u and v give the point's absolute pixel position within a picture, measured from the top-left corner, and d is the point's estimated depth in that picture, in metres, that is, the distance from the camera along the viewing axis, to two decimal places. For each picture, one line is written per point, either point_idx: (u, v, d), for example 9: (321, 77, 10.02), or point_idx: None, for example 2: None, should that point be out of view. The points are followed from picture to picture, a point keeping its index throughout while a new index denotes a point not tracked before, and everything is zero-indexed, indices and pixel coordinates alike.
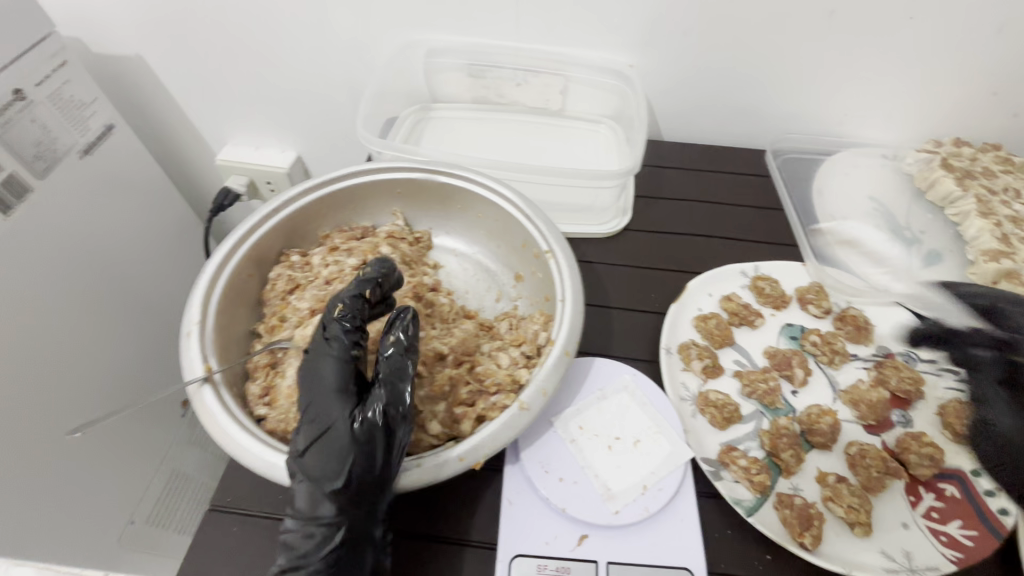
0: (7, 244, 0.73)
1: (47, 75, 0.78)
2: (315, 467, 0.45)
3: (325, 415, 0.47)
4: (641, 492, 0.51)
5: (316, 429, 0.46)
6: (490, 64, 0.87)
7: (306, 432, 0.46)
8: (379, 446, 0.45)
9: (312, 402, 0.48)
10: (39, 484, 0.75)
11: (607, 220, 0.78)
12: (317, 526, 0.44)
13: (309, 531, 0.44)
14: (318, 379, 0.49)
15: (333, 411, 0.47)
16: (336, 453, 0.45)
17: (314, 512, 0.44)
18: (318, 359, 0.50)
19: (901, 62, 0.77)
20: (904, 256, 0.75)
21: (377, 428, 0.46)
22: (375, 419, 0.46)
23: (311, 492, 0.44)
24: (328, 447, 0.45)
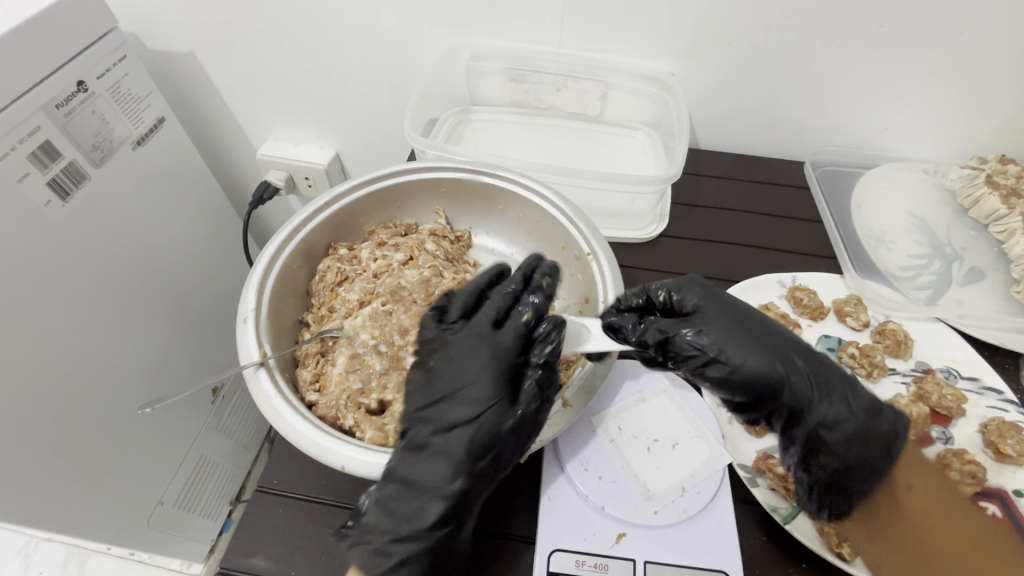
0: (66, 230, 0.76)
1: (108, 68, 0.81)
2: (457, 448, 0.47)
3: (481, 408, 0.47)
4: (680, 493, 0.52)
5: (469, 414, 0.47)
6: (532, 69, 0.88)
7: (454, 414, 0.48)
8: (522, 442, 0.48)
9: (460, 387, 0.48)
10: (77, 462, 0.79)
11: (643, 225, 0.79)
12: (439, 501, 0.46)
13: (429, 503, 0.46)
14: (473, 372, 0.48)
15: (490, 406, 0.47)
16: (489, 444, 0.47)
17: (439, 489, 0.46)
18: (470, 348, 0.50)
19: (948, 78, 0.76)
20: (945, 272, 0.74)
21: (527, 425, 0.47)
22: (529, 423, 0.48)
23: (441, 467, 0.47)
24: (479, 434, 0.47)
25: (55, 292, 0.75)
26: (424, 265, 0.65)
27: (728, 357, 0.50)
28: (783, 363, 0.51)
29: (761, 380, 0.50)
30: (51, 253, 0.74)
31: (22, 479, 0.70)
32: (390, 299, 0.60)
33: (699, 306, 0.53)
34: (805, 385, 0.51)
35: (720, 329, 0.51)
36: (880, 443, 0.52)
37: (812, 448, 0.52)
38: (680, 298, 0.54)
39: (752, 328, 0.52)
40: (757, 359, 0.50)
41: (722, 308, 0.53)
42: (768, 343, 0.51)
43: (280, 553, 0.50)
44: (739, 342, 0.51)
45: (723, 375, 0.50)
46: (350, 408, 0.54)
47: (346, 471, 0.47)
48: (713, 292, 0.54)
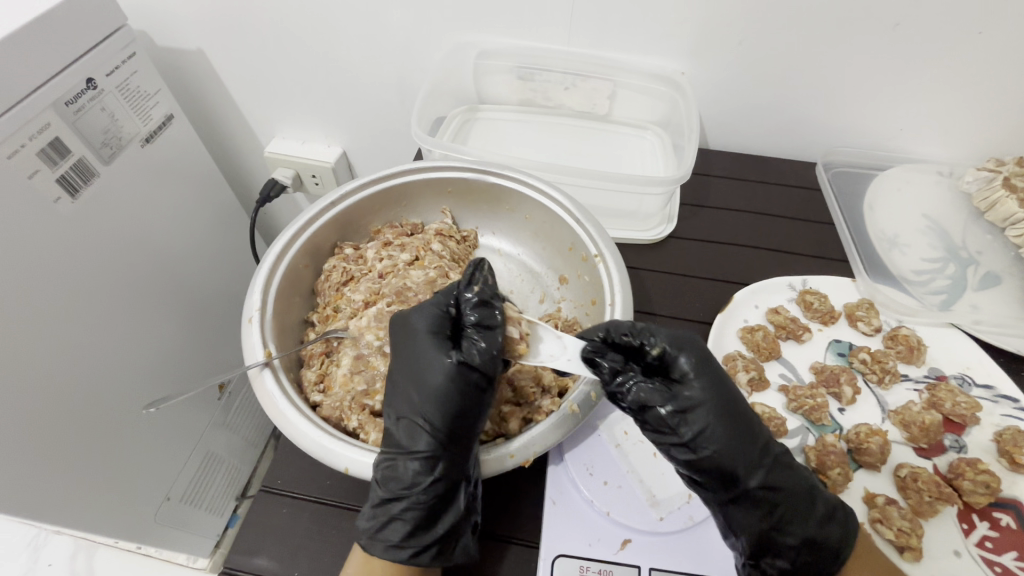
0: (74, 228, 0.77)
1: (117, 66, 0.81)
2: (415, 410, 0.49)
3: (421, 361, 0.49)
4: (686, 500, 0.51)
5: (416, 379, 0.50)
6: (541, 67, 0.88)
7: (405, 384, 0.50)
8: (470, 396, 0.49)
9: (407, 365, 0.50)
10: (84, 457, 0.79)
11: (651, 227, 0.78)
12: (410, 459, 0.47)
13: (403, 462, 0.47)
14: (410, 329, 0.51)
15: (429, 353, 0.49)
16: (436, 389, 0.48)
17: (407, 449, 0.48)
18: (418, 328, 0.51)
19: (965, 79, 0.75)
20: (960, 277, 0.73)
21: (472, 369, 0.49)
22: (470, 359, 0.49)
23: (408, 428, 0.49)
24: (428, 394, 0.49)
25: (65, 289, 0.75)
26: (430, 266, 0.65)
27: (703, 440, 0.48)
28: (753, 458, 0.48)
29: (725, 469, 0.48)
30: (60, 250, 0.75)
31: (30, 474, 0.71)
32: (396, 300, 0.60)
33: (691, 375, 0.49)
34: (768, 479, 0.48)
35: (702, 410, 0.48)
36: (829, 556, 0.47)
37: (761, 538, 0.48)
38: (676, 359, 0.50)
39: (735, 420, 0.48)
40: (727, 450, 0.48)
41: (714, 384, 0.49)
42: (745, 435, 0.48)
43: (284, 553, 0.50)
44: (718, 429, 0.48)
45: (688, 456, 0.48)
46: (355, 409, 0.53)
47: (349, 473, 0.47)
48: (710, 363, 0.50)
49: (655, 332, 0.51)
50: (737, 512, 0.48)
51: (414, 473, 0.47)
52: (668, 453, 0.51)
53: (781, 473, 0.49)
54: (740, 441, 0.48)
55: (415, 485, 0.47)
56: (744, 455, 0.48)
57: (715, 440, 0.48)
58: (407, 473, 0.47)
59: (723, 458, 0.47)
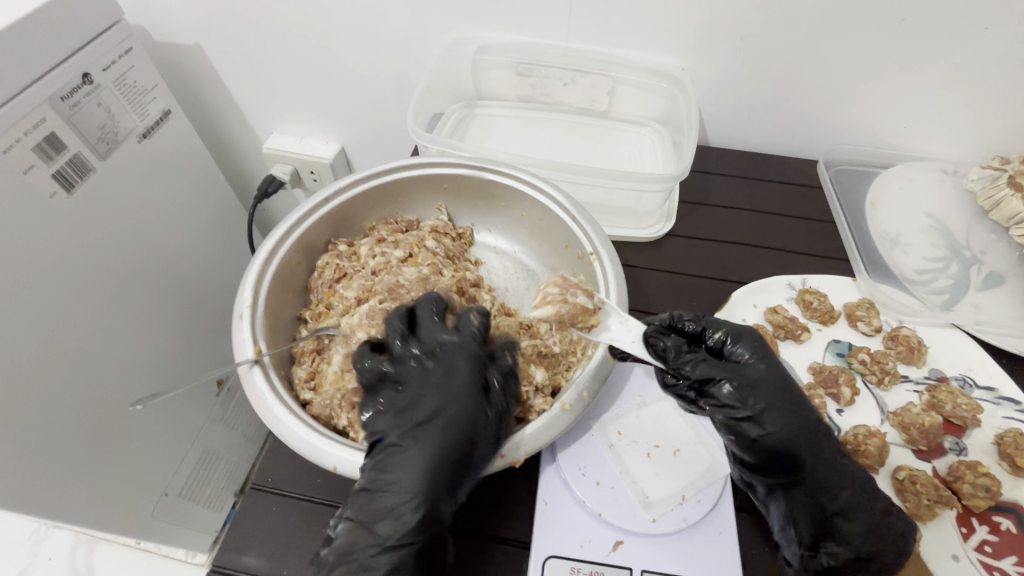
0: (71, 223, 0.76)
1: (114, 61, 0.81)
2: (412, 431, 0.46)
3: (432, 370, 0.49)
4: (680, 502, 0.51)
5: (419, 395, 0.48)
6: (539, 63, 0.87)
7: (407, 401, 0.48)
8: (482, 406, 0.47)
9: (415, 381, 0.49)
10: (80, 453, 0.79)
11: (649, 224, 0.77)
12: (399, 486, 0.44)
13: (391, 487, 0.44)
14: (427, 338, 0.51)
15: (448, 362, 0.49)
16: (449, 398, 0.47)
17: (397, 474, 0.45)
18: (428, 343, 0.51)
19: (970, 75, 0.73)
20: (962, 277, 0.72)
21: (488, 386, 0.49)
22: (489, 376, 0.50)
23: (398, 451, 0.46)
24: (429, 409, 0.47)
25: (61, 284, 0.75)
26: (423, 263, 0.64)
27: (766, 419, 0.48)
28: (814, 440, 0.48)
29: (788, 449, 0.47)
30: (57, 244, 0.75)
31: (26, 469, 0.70)
32: (388, 298, 0.59)
33: (750, 359, 0.50)
34: (827, 460, 0.48)
35: (764, 391, 0.48)
36: (890, 547, 0.47)
37: (819, 522, 0.47)
38: (733, 345, 0.51)
39: (796, 400, 0.49)
40: (791, 431, 0.48)
41: (774, 368, 0.50)
42: (807, 417, 0.49)
43: (273, 552, 0.50)
44: (779, 409, 0.48)
45: (751, 437, 0.48)
46: (345, 407, 0.53)
47: (338, 472, 0.47)
48: (769, 351, 0.51)
49: (713, 321, 0.53)
50: (802, 496, 0.48)
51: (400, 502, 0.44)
52: (728, 437, 0.50)
53: (839, 455, 0.49)
54: (804, 420, 0.48)
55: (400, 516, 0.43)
56: (806, 435, 0.48)
57: (779, 417, 0.48)
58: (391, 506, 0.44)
59: (788, 435, 0.48)
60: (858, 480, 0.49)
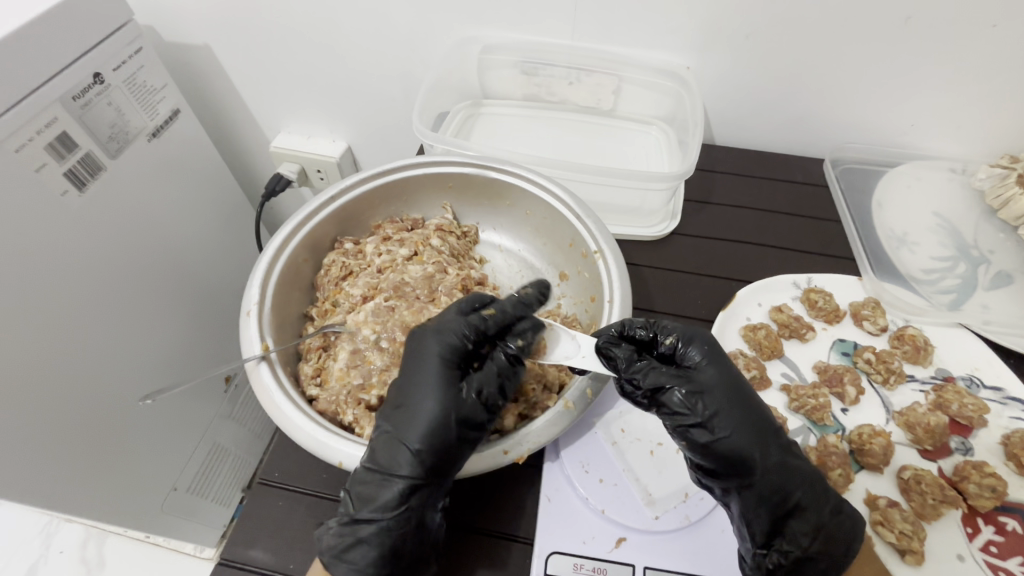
0: (81, 220, 0.77)
1: (124, 61, 0.82)
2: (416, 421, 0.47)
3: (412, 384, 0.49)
4: (682, 499, 0.51)
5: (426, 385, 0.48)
6: (545, 61, 0.87)
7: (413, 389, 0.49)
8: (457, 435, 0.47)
9: (425, 374, 0.49)
10: (90, 447, 0.80)
11: (655, 223, 0.77)
12: (394, 471, 0.45)
13: (387, 470, 0.46)
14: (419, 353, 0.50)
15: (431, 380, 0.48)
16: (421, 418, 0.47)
17: (394, 459, 0.46)
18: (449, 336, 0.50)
19: (980, 72, 0.73)
20: (970, 276, 0.71)
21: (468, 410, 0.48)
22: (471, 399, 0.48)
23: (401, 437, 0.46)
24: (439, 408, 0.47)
25: (72, 280, 0.76)
26: (428, 261, 0.64)
27: (715, 423, 0.47)
28: (765, 440, 0.47)
29: (738, 452, 0.47)
30: (67, 241, 0.76)
31: (38, 462, 0.72)
32: (393, 295, 0.60)
33: (699, 364, 0.50)
34: (780, 461, 0.47)
35: (711, 395, 0.48)
36: (842, 546, 0.46)
37: (772, 521, 0.47)
38: (683, 349, 0.51)
39: (746, 402, 0.48)
40: (740, 433, 0.47)
41: (723, 371, 0.50)
42: (756, 418, 0.48)
43: (279, 545, 0.51)
44: (725, 413, 0.47)
45: (701, 443, 0.47)
46: (350, 403, 0.53)
47: (343, 467, 0.47)
48: (720, 354, 0.51)
49: (665, 326, 0.53)
50: (753, 498, 0.47)
51: (393, 484, 0.45)
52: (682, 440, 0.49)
53: (792, 456, 0.48)
54: (753, 422, 0.48)
55: (389, 496, 0.45)
56: (757, 438, 0.47)
57: (727, 420, 0.47)
58: (386, 487, 0.45)
59: (738, 437, 0.47)
60: (812, 481, 0.48)
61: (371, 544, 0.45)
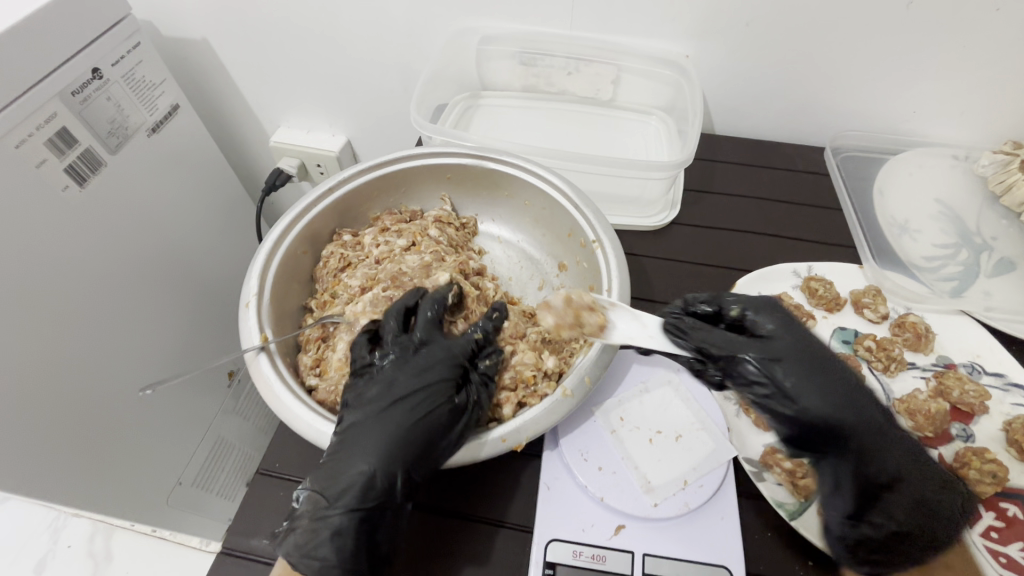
0: (82, 217, 0.78)
1: (122, 56, 0.82)
2: (377, 415, 0.48)
3: (395, 381, 0.50)
4: (681, 487, 0.51)
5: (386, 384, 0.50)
6: (543, 52, 0.86)
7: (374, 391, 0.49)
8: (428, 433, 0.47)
9: (416, 365, 0.51)
10: (94, 440, 0.81)
11: (654, 213, 0.77)
12: (360, 461, 0.46)
13: (350, 462, 0.46)
14: (422, 352, 0.52)
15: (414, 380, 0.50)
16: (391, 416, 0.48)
17: (358, 451, 0.46)
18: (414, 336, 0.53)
19: (984, 56, 0.72)
20: (972, 264, 0.71)
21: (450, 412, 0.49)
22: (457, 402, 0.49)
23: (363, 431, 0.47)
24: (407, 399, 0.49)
25: (74, 273, 0.76)
26: (426, 251, 0.64)
27: (796, 392, 0.47)
28: (852, 405, 0.47)
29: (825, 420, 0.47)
30: (69, 237, 0.76)
31: (43, 457, 0.73)
32: (391, 285, 0.60)
33: (771, 332, 0.50)
34: (869, 427, 0.47)
35: (791, 362, 0.48)
36: (942, 518, 0.46)
37: (864, 487, 0.47)
38: (755, 318, 0.51)
39: (827, 368, 0.48)
40: (823, 400, 0.47)
41: (796, 338, 0.50)
42: (838, 383, 0.48)
43: None
44: (808, 380, 0.47)
45: (785, 413, 0.47)
46: None
47: None
48: (791, 321, 0.51)
49: (728, 298, 0.53)
50: (845, 465, 0.47)
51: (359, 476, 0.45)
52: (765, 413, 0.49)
53: (885, 424, 0.47)
54: (839, 389, 0.47)
55: (355, 490, 0.45)
56: (842, 405, 0.47)
57: (812, 388, 0.47)
58: (347, 480, 0.45)
59: (826, 406, 0.47)
60: (907, 451, 0.47)
61: (343, 539, 0.44)
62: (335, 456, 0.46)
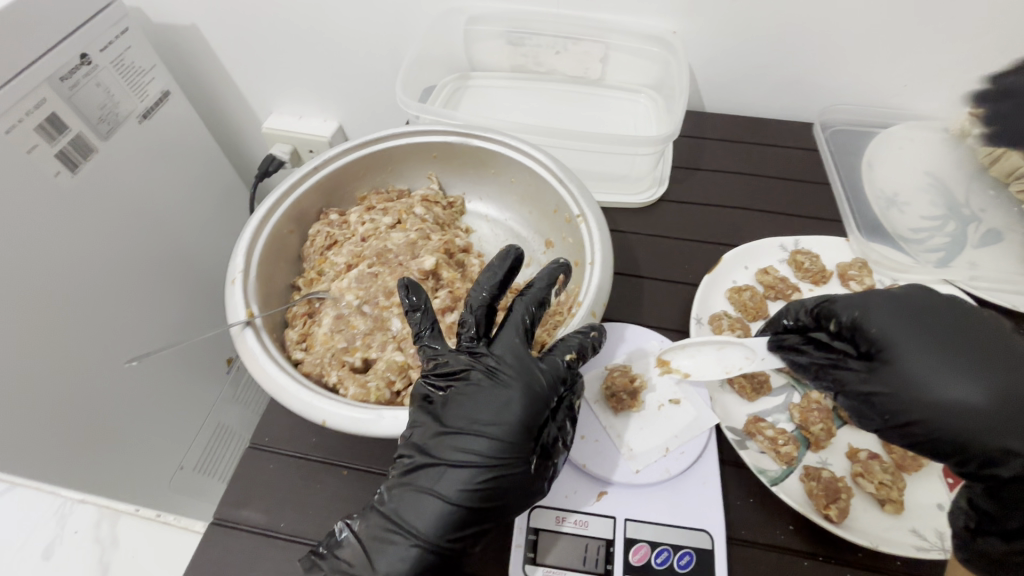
0: (77, 202, 0.78)
1: (111, 41, 0.82)
2: (487, 443, 0.45)
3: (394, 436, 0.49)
4: (662, 454, 0.52)
5: (503, 409, 0.45)
6: (531, 31, 0.86)
7: (460, 422, 0.46)
8: (417, 480, 0.45)
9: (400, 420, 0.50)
10: (92, 425, 0.82)
11: (642, 190, 0.77)
12: (436, 498, 0.44)
13: (419, 500, 0.44)
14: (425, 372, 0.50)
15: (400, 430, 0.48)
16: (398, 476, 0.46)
17: (430, 488, 0.44)
18: (509, 358, 0.48)
19: (974, 27, 0.71)
20: (959, 234, 0.71)
21: (422, 451, 0.46)
22: (421, 439, 0.46)
23: (436, 467, 0.45)
24: (490, 423, 0.45)
25: (65, 259, 0.77)
26: (412, 229, 0.65)
27: (924, 414, 0.43)
28: (1005, 397, 0.41)
29: (940, 421, 0.42)
30: (60, 225, 0.76)
31: (43, 438, 0.74)
32: (377, 262, 0.61)
33: (882, 331, 0.47)
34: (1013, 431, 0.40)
35: (911, 360, 0.45)
36: None
37: (989, 492, 0.43)
38: (857, 318, 0.49)
39: (963, 383, 0.42)
40: (963, 422, 0.42)
41: (924, 333, 0.45)
42: (979, 401, 0.42)
43: (269, 506, 0.52)
44: (938, 380, 0.43)
45: (917, 437, 0.44)
46: (335, 365, 0.54)
47: (327, 426, 0.47)
48: (925, 317, 0.46)
49: (834, 306, 0.51)
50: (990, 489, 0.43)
51: (433, 510, 0.44)
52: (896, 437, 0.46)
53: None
54: (981, 411, 0.41)
55: (432, 527, 0.43)
56: (986, 428, 0.41)
57: (951, 412, 0.42)
58: (363, 546, 0.44)
59: (972, 432, 0.41)
60: None
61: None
62: (399, 490, 0.45)
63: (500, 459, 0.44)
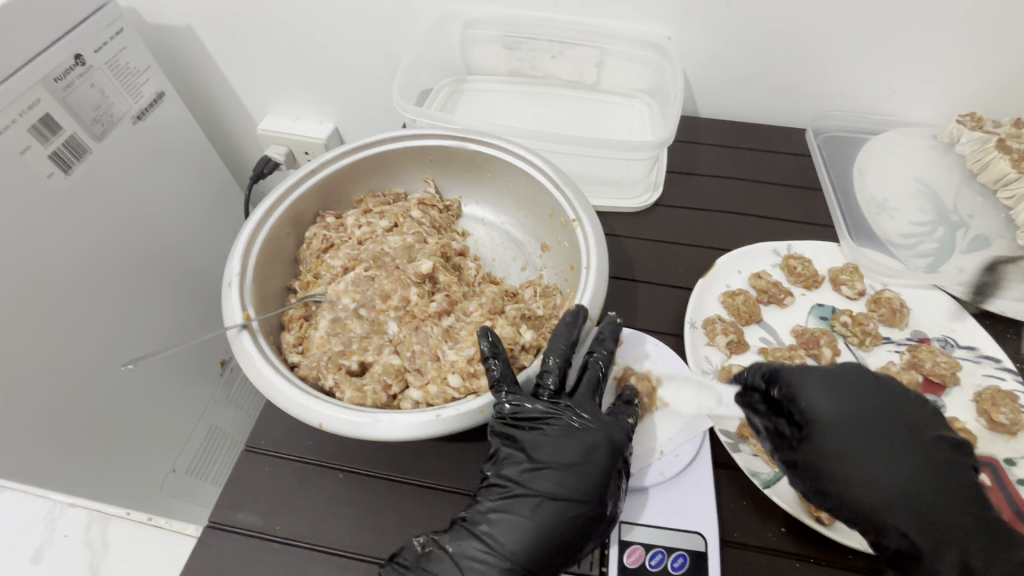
0: (69, 203, 0.78)
1: (105, 42, 0.82)
2: (575, 479, 0.47)
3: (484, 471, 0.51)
4: (657, 457, 0.53)
5: (590, 452, 0.48)
6: (527, 36, 0.87)
7: (547, 457, 0.49)
8: (508, 506, 0.47)
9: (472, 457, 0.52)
10: (84, 428, 0.81)
11: (636, 195, 0.78)
12: (529, 523, 0.46)
13: (510, 525, 0.46)
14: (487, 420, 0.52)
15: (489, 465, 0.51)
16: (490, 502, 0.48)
17: (520, 515, 0.46)
18: (588, 409, 0.52)
19: (962, 36, 0.72)
20: (947, 240, 0.72)
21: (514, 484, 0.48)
22: (514, 472, 0.49)
23: (529, 498, 0.47)
24: (576, 462, 0.48)
25: (59, 261, 0.77)
26: (408, 232, 0.65)
27: (844, 487, 0.47)
28: (908, 475, 0.46)
29: (875, 499, 0.46)
30: (54, 225, 0.76)
31: (34, 441, 0.73)
32: (374, 265, 0.61)
33: (812, 406, 0.50)
34: (930, 509, 0.45)
35: (831, 437, 0.49)
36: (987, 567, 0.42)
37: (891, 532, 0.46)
38: (792, 390, 0.51)
39: (879, 459, 0.47)
40: (872, 497, 0.46)
41: (857, 412, 0.49)
42: (890, 479, 0.46)
43: (266, 509, 0.52)
44: (855, 458, 0.47)
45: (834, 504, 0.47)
46: (331, 368, 0.55)
47: (323, 429, 0.48)
48: (851, 396, 0.50)
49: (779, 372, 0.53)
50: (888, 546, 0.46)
51: (524, 533, 0.46)
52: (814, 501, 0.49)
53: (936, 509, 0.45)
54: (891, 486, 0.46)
55: (523, 551, 0.45)
56: (893, 502, 0.45)
57: (867, 488, 0.46)
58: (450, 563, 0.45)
59: (885, 505, 0.45)
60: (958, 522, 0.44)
61: None
62: (494, 514, 0.47)
63: (590, 495, 0.47)
